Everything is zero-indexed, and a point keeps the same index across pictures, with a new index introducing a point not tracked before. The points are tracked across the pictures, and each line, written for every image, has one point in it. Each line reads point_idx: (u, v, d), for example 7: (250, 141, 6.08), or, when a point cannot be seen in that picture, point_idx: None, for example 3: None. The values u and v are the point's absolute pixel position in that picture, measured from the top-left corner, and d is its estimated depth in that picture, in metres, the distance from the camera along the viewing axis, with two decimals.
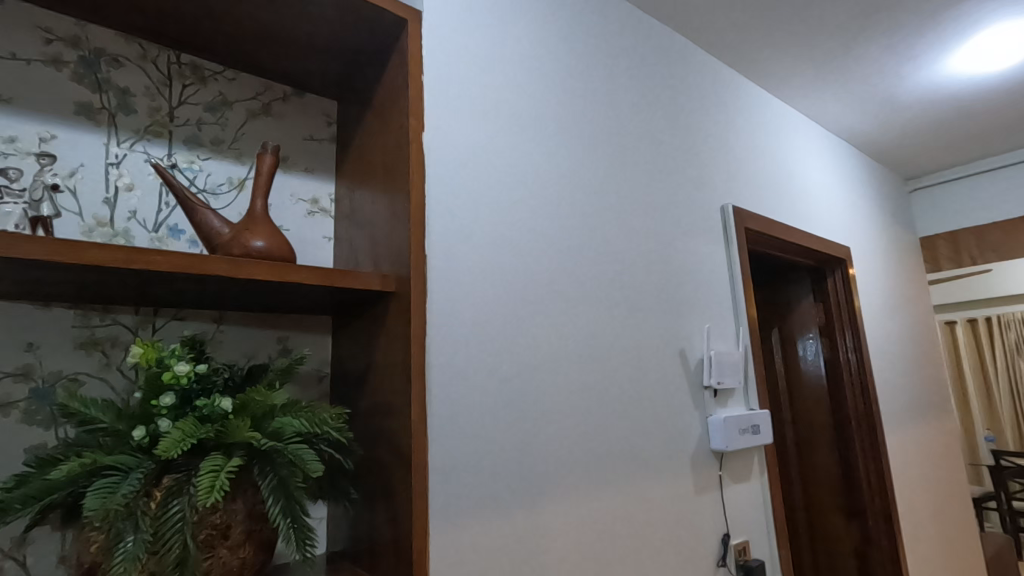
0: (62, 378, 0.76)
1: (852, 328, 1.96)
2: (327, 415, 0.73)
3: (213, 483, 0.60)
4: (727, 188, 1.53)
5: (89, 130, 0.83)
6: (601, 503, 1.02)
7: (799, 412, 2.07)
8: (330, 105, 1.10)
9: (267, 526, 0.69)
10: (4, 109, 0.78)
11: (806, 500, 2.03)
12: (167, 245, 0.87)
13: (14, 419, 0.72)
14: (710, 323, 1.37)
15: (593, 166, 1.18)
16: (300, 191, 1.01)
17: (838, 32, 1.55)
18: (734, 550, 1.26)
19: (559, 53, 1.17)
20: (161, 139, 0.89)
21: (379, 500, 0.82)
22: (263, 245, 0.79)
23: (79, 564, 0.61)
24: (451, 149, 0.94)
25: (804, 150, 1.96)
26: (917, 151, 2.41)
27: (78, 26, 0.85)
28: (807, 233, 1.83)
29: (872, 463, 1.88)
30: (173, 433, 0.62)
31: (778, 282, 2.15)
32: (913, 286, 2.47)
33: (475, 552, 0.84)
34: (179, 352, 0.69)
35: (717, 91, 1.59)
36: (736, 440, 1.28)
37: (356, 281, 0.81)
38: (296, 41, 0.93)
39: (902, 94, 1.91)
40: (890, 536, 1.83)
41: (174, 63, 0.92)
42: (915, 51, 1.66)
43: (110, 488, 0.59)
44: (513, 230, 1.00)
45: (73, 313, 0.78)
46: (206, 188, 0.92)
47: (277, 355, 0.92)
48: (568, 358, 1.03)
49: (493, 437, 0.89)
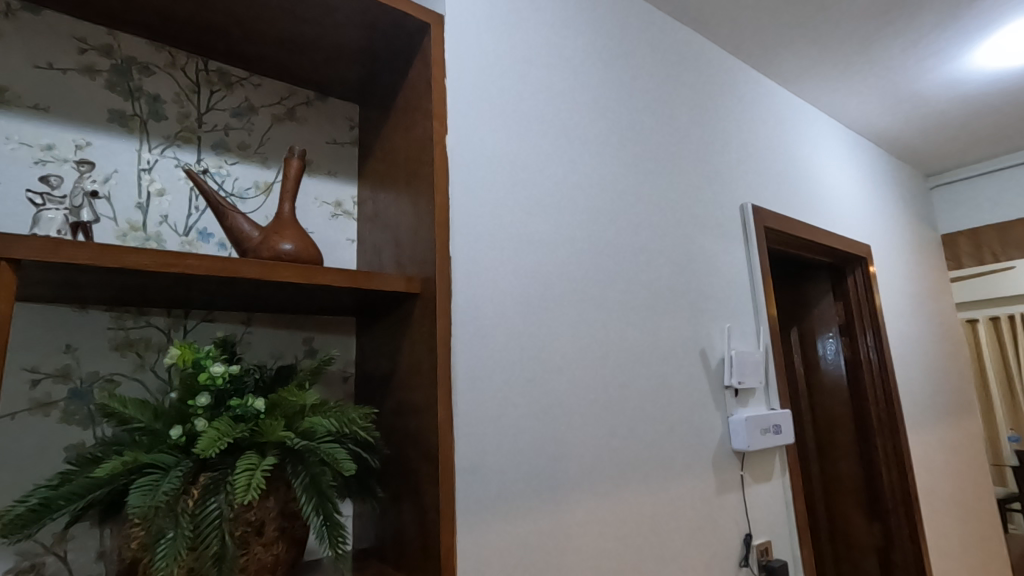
0: (99, 378, 0.78)
1: (873, 327, 1.93)
2: (355, 415, 0.74)
3: (249, 481, 0.62)
4: (746, 187, 1.52)
5: (121, 136, 0.85)
6: (623, 502, 1.03)
7: (820, 412, 2.05)
8: (352, 109, 1.11)
9: (298, 524, 0.71)
10: (41, 118, 0.80)
11: (827, 500, 2.01)
12: (197, 248, 0.89)
13: (55, 419, 0.74)
14: (731, 322, 1.36)
15: (614, 167, 1.18)
16: (325, 194, 1.03)
17: (858, 29, 1.53)
18: (757, 550, 1.25)
19: (579, 55, 1.18)
20: (190, 145, 0.91)
21: (404, 498, 0.84)
22: (291, 247, 0.80)
23: (120, 560, 0.63)
24: (475, 151, 0.96)
25: (826, 148, 1.94)
26: (940, 147, 2.38)
27: (111, 36, 0.87)
28: (827, 231, 1.81)
29: (895, 463, 1.85)
30: (209, 432, 0.64)
31: (797, 282, 2.14)
32: (935, 283, 2.44)
33: (502, 551, 0.85)
34: (214, 353, 0.71)
35: (736, 89, 1.59)
36: (758, 439, 1.28)
37: (382, 283, 0.82)
38: (322, 46, 0.95)
39: (923, 91, 1.89)
40: (914, 538, 1.80)
41: (202, 70, 0.95)
42: (937, 47, 1.64)
43: (151, 486, 0.61)
44: (536, 232, 1.01)
45: (108, 315, 0.80)
46: (234, 192, 0.94)
47: (304, 356, 0.94)
48: (591, 358, 1.04)
49: (516, 436, 0.90)
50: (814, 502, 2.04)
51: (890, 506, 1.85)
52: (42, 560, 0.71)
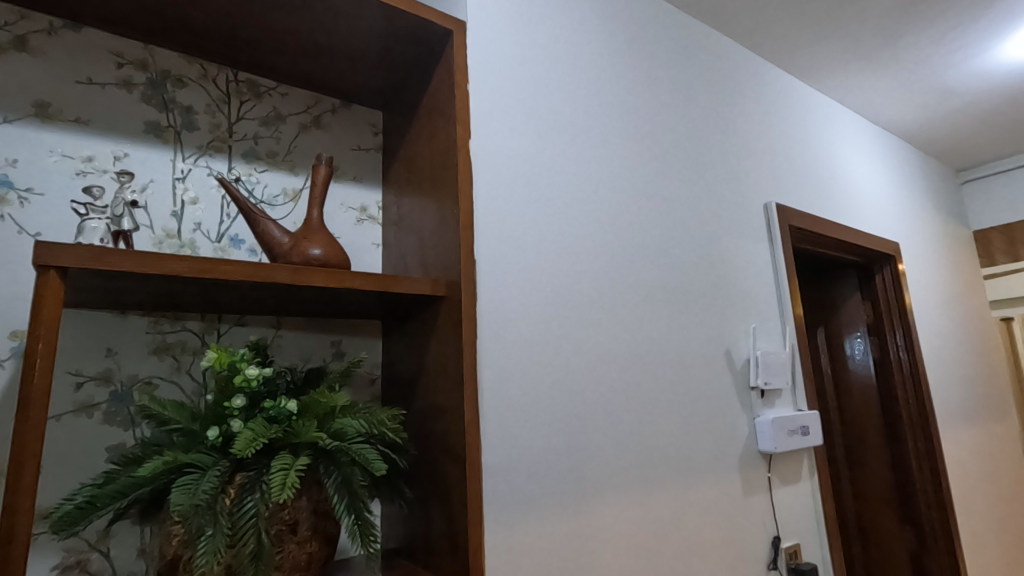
0: (138, 381, 0.81)
1: (903, 326, 1.89)
2: (384, 416, 0.76)
3: (284, 481, 0.64)
4: (769, 186, 1.50)
5: (157, 147, 0.89)
6: (649, 503, 1.02)
7: (848, 413, 2.01)
8: (375, 115, 1.13)
9: (330, 523, 0.72)
10: (81, 131, 0.83)
11: (857, 503, 1.97)
12: (229, 254, 0.92)
13: (97, 420, 0.77)
14: (756, 322, 1.34)
15: (635, 168, 1.18)
16: (351, 200, 1.05)
17: (883, 23, 1.51)
18: (786, 553, 1.24)
19: (597, 57, 1.17)
20: (222, 154, 0.94)
21: (432, 499, 0.85)
22: (320, 253, 0.82)
23: (162, 557, 0.65)
24: (497, 155, 0.96)
25: (851, 144, 1.91)
26: (971, 141, 2.31)
27: (146, 50, 0.90)
28: (854, 228, 1.78)
29: (928, 465, 1.82)
30: (245, 433, 0.66)
31: (823, 281, 2.11)
32: (967, 280, 2.38)
33: (530, 551, 0.86)
34: (248, 356, 0.73)
35: (758, 87, 1.57)
36: (786, 441, 1.26)
37: (408, 286, 0.83)
38: (348, 56, 0.97)
39: (952, 84, 1.84)
40: (949, 541, 1.77)
41: (232, 81, 0.97)
42: (966, 38, 1.60)
43: (191, 484, 0.63)
44: (559, 234, 1.02)
45: (146, 320, 0.83)
46: (263, 199, 0.97)
47: (332, 358, 0.96)
48: (615, 359, 1.04)
49: (541, 438, 0.91)
50: (844, 505, 2.00)
51: (923, 509, 1.82)
52: (87, 556, 0.74)
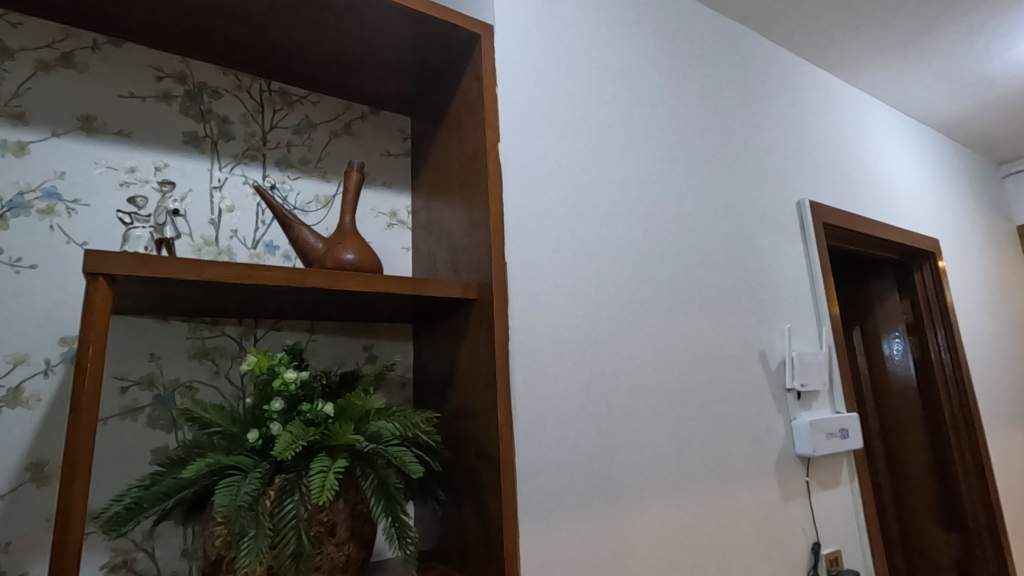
0: (179, 385, 0.83)
1: (945, 325, 1.82)
2: (418, 419, 0.76)
3: (323, 483, 0.64)
4: (802, 183, 1.46)
5: (195, 157, 0.91)
6: (683, 508, 1.00)
7: (888, 414, 1.95)
8: (403, 120, 1.14)
9: (367, 525, 0.73)
10: (123, 142, 0.86)
11: (899, 506, 1.91)
12: (265, 260, 0.93)
13: (142, 423, 0.79)
14: (791, 323, 1.31)
15: (663, 167, 1.16)
16: (381, 205, 1.06)
17: (919, 12, 1.46)
18: (826, 559, 1.20)
19: (623, 56, 1.16)
20: (256, 162, 0.96)
21: (466, 500, 0.85)
22: (354, 257, 0.83)
23: (205, 557, 0.67)
24: (525, 157, 0.96)
25: (887, 138, 1.85)
26: (1013, 132, 2.22)
27: (184, 63, 0.93)
28: (891, 225, 1.73)
29: (973, 469, 1.75)
30: (284, 435, 0.67)
31: (859, 280, 2.05)
32: (1011, 275, 2.29)
33: (565, 553, 0.85)
34: (286, 360, 0.74)
35: (789, 82, 1.53)
36: (824, 444, 1.23)
37: (439, 289, 0.83)
38: (377, 63, 0.98)
39: (993, 73, 1.77)
40: (997, 547, 1.70)
41: (266, 90, 1.00)
42: (1008, 25, 1.54)
43: (234, 486, 0.64)
44: (588, 235, 1.01)
45: (187, 325, 0.85)
46: (297, 206, 0.99)
47: (364, 362, 0.97)
48: (646, 362, 1.03)
49: (574, 441, 0.90)
50: (885, 507, 1.94)
51: (970, 514, 1.75)
52: (133, 556, 0.76)
